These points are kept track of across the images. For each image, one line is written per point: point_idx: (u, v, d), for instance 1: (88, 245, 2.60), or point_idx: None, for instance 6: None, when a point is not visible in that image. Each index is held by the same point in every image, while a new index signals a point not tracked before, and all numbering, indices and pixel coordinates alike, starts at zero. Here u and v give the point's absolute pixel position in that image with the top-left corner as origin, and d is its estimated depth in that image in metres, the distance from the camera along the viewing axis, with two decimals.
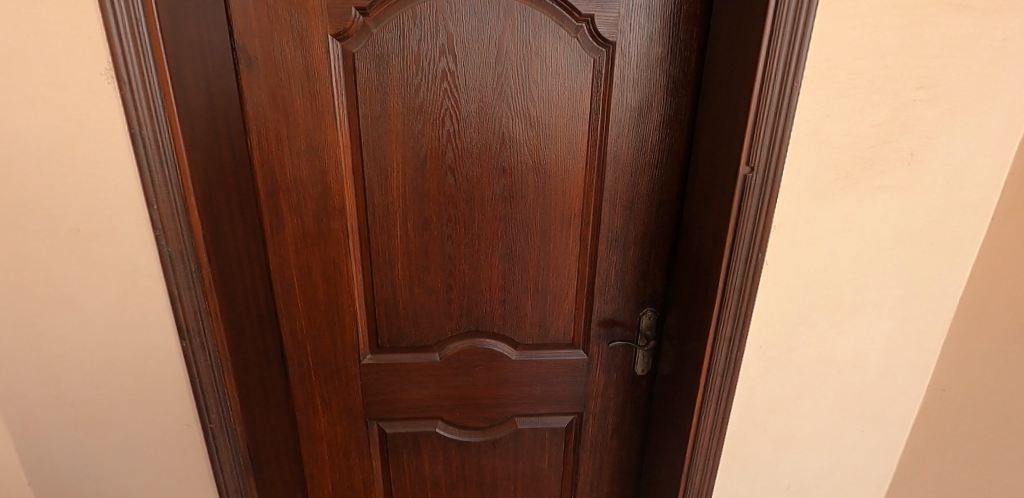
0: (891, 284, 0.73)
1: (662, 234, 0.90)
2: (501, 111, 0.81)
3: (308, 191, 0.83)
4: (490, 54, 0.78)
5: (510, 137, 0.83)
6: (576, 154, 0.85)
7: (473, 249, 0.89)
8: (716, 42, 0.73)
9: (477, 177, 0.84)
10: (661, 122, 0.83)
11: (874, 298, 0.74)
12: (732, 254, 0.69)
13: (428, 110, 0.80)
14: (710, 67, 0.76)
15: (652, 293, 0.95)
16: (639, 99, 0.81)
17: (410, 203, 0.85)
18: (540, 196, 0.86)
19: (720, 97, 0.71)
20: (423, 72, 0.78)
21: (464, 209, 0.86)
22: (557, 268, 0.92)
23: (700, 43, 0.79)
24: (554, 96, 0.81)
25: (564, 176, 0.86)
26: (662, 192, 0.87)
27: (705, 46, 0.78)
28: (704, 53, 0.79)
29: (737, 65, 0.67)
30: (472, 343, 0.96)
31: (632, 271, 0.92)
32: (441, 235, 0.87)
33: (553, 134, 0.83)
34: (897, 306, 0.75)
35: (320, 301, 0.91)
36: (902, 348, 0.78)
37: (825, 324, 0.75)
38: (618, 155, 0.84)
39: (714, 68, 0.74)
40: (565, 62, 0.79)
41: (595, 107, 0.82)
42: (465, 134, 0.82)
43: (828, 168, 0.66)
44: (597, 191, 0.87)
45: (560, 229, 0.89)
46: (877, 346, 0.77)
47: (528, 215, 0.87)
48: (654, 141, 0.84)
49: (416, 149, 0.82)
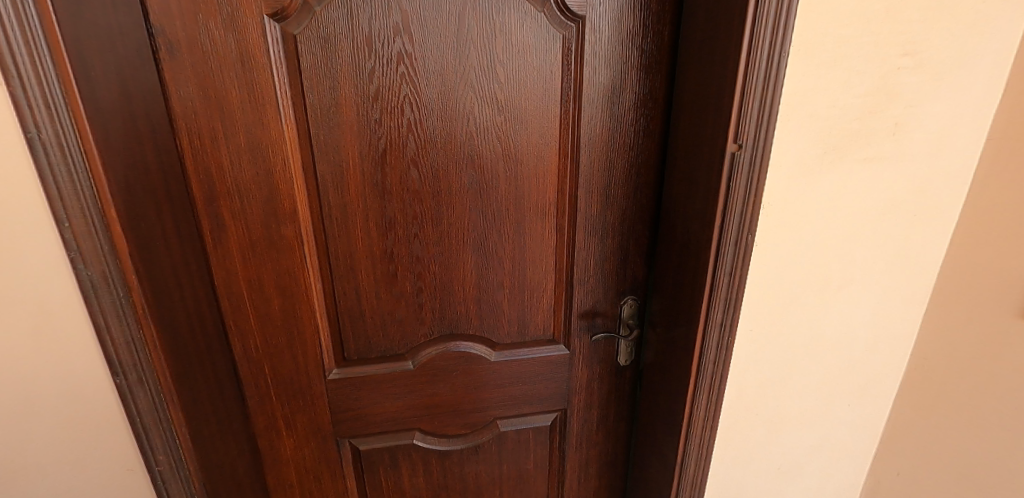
0: (874, 257, 0.73)
1: (640, 219, 0.86)
2: (465, 96, 0.74)
3: (253, 195, 0.74)
4: (450, 33, 0.70)
5: (477, 123, 0.76)
6: (548, 140, 0.79)
7: (443, 248, 0.82)
8: (692, 13, 0.69)
9: (443, 169, 0.77)
10: (635, 102, 0.79)
11: (858, 271, 0.73)
12: (722, 237, 0.66)
13: (385, 98, 0.72)
14: (686, 41, 0.72)
15: (633, 281, 0.91)
16: (612, 78, 0.77)
17: (371, 203, 0.77)
18: (513, 186, 0.80)
19: (701, 72, 0.67)
20: (376, 55, 0.70)
21: (431, 205, 0.79)
22: (534, 262, 0.86)
23: (674, 15, 0.74)
24: (522, 77, 0.75)
25: (537, 163, 0.80)
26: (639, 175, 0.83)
27: (679, 18, 0.74)
28: (677, 27, 0.75)
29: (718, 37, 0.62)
30: (448, 347, 0.90)
31: (612, 260, 0.88)
32: (407, 234, 0.80)
33: (523, 119, 0.77)
34: (879, 278, 0.74)
35: (276, 315, 0.82)
36: (884, 320, 0.78)
37: (811, 301, 0.74)
38: (593, 139, 0.79)
39: (691, 40, 0.70)
40: (533, 39, 0.73)
41: (567, 88, 0.77)
42: (428, 123, 0.74)
43: (815, 142, 0.64)
44: (572, 178, 0.82)
45: (536, 220, 0.83)
46: (861, 320, 0.77)
47: (501, 207, 0.81)
48: (629, 121, 0.80)
49: (374, 142, 0.74)
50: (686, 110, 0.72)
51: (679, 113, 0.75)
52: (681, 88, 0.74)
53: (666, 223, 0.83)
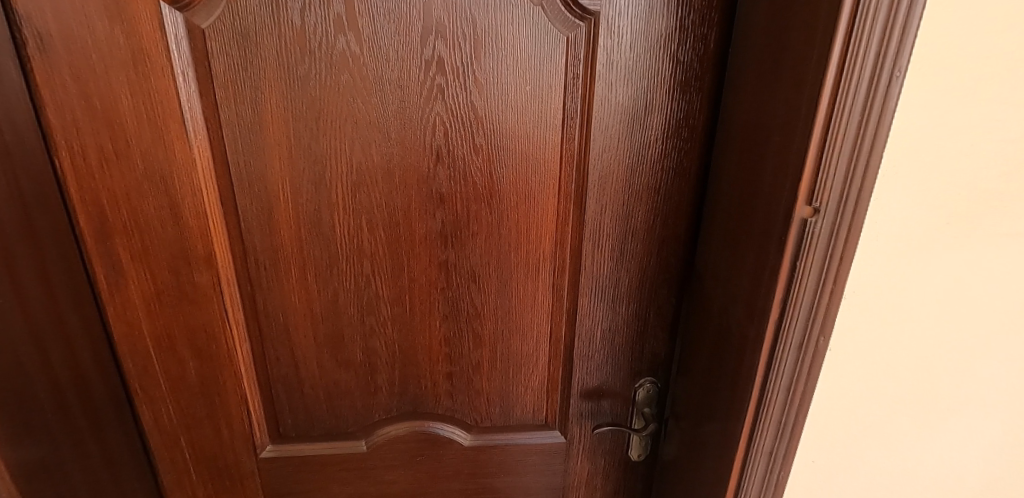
0: (995, 369, 0.51)
1: (665, 282, 0.67)
2: (433, 116, 0.55)
3: (158, 233, 0.58)
4: (414, 30, 0.52)
5: (450, 152, 0.57)
6: (545, 176, 0.59)
7: (404, 308, 0.64)
8: (751, 11, 0.48)
9: (403, 210, 0.59)
10: (664, 131, 0.58)
11: (969, 386, 0.52)
12: (779, 337, 0.46)
13: (326, 117, 0.54)
14: (739, 51, 0.52)
15: (652, 359, 0.71)
16: (634, 99, 0.57)
17: (310, 250, 0.60)
18: (496, 234, 0.61)
19: (762, 94, 0.46)
20: (313, 59, 0.52)
21: (388, 254, 0.61)
22: (524, 330, 0.67)
23: (726, 15, 0.54)
24: (510, 93, 0.55)
25: (529, 206, 0.60)
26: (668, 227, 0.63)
27: (731, 19, 0.54)
28: (728, 31, 0.54)
29: (791, 42, 0.41)
30: (411, 429, 0.71)
31: (625, 331, 0.69)
32: (357, 290, 0.62)
33: (511, 148, 0.58)
34: (997, 397, 0.53)
35: (193, 380, 0.65)
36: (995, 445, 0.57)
37: (898, 421, 0.53)
38: (604, 178, 0.59)
39: (749, 49, 0.49)
40: (528, 43, 0.53)
41: (571, 108, 0.57)
42: (382, 151, 0.56)
43: (930, 209, 0.42)
44: (575, 227, 0.62)
45: (526, 278, 0.64)
46: (961, 446, 0.56)
47: (480, 261, 0.62)
48: (653, 155, 0.60)
49: (312, 172, 0.57)
50: (735, 148, 0.52)
51: (725, 150, 0.54)
52: (728, 117, 0.53)
53: (699, 293, 0.62)
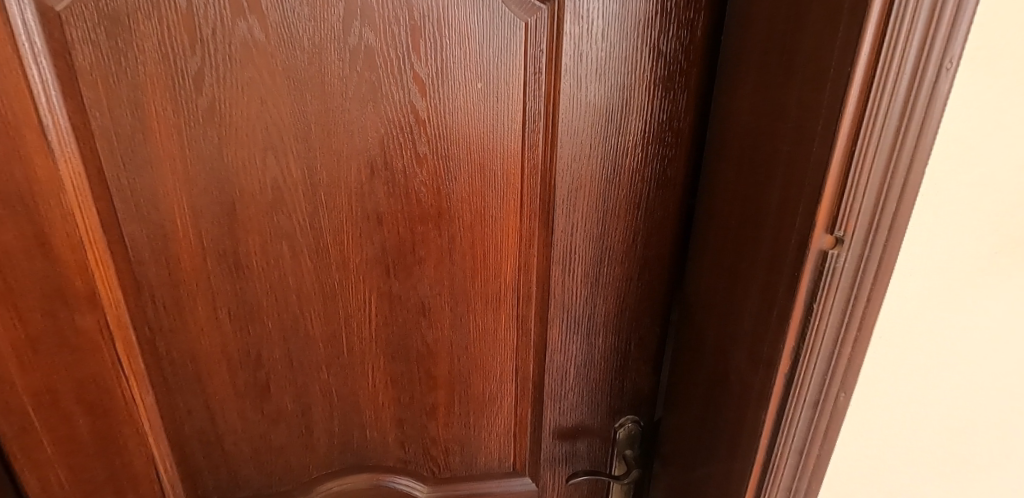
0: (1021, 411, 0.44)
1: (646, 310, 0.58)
2: (362, 120, 0.45)
3: (18, 273, 0.45)
4: (334, 12, 0.41)
5: (387, 164, 0.47)
6: (504, 192, 0.50)
7: (340, 350, 0.54)
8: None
9: (332, 235, 0.48)
10: (644, 135, 0.49)
11: (994, 433, 0.45)
12: (790, 395, 0.37)
13: (227, 122, 0.43)
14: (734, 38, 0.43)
15: (635, 396, 0.63)
16: (609, 97, 0.47)
17: (220, 285, 0.49)
18: (448, 261, 0.52)
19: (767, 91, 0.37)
20: (208, 50, 0.41)
21: (317, 287, 0.50)
22: (485, 368, 0.58)
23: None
24: (459, 93, 0.45)
25: (486, 227, 0.51)
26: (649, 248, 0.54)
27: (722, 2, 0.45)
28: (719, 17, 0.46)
29: (819, 23, 0.32)
30: (358, 484, 0.61)
31: (603, 366, 0.60)
32: (280, 330, 0.52)
33: (462, 158, 0.48)
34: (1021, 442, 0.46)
35: (87, 443, 0.53)
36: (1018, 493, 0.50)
37: (912, 473, 0.46)
38: (575, 192, 0.50)
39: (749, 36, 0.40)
40: (480, 30, 0.43)
41: (533, 109, 0.47)
42: (302, 163, 0.45)
43: (964, 235, 0.35)
44: (542, 249, 0.53)
45: (486, 310, 0.55)
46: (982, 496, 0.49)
47: (431, 292, 0.53)
48: (632, 164, 0.50)
49: (216, 191, 0.46)
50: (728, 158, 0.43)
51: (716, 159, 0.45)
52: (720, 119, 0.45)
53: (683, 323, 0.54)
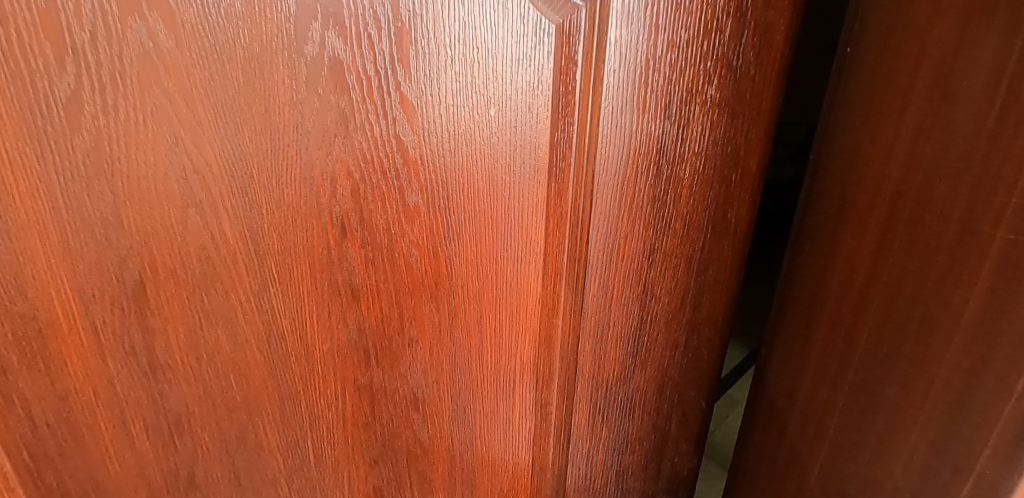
0: None
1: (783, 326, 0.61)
2: (328, 163, 0.31)
3: None
4: (281, 5, 0.27)
5: (366, 223, 0.34)
6: (522, 247, 0.38)
7: (306, 459, 0.41)
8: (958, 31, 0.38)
9: (291, 317, 0.35)
10: (699, 171, 0.39)
11: None
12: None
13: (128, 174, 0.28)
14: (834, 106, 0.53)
15: (667, 473, 0.54)
16: (663, 125, 0.36)
17: (134, 395, 0.34)
18: (449, 340, 0.39)
19: (963, 148, 0.37)
20: (93, 66, 0.25)
21: (274, 384, 0.37)
22: (494, 461, 0.46)
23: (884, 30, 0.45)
24: (464, 123, 0.33)
25: (499, 294, 0.39)
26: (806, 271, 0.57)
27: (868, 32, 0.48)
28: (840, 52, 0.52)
29: None
30: None
31: (634, 446, 0.50)
32: (226, 441, 0.38)
33: (468, 209, 0.35)
34: None
35: None
36: None
37: None
38: (614, 246, 0.39)
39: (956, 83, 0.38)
40: (503, 36, 0.31)
41: (564, 143, 0.35)
42: (241, 223, 0.32)
43: None
44: (569, 319, 0.41)
45: (497, 394, 0.43)
46: None
47: (425, 380, 0.40)
48: (683, 209, 0.40)
49: (118, 270, 0.31)
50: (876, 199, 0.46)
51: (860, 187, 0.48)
52: (882, 157, 0.46)
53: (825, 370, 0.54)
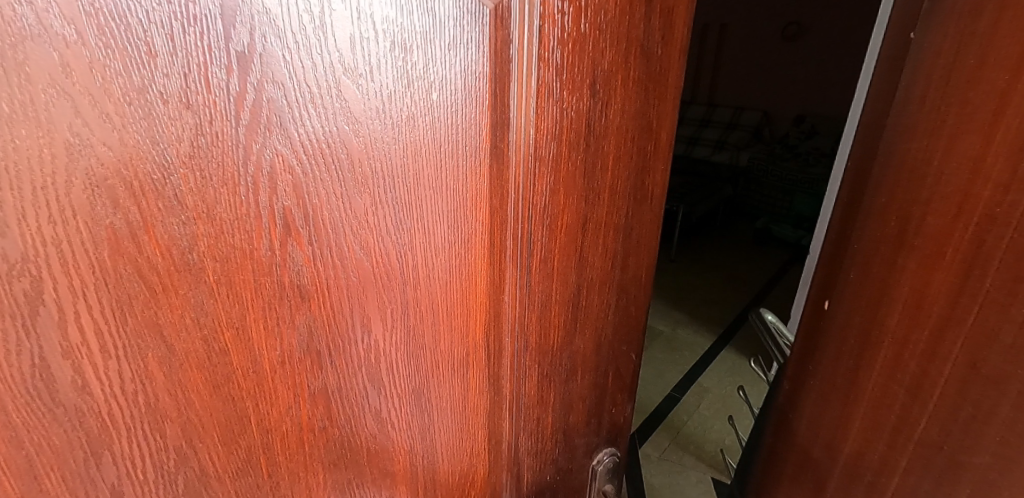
0: None
1: (834, 322, 0.65)
2: (266, 156, 0.30)
3: None
4: None
5: (312, 219, 0.33)
6: (469, 230, 0.39)
7: (258, 479, 0.38)
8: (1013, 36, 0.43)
9: (235, 327, 0.33)
10: (620, 144, 0.43)
11: None
12: None
13: (23, 182, 0.24)
14: (894, 112, 0.58)
15: (609, 428, 0.59)
16: (589, 103, 0.39)
17: (47, 445, 0.30)
18: (404, 330, 0.39)
19: None
20: None
21: (219, 403, 0.34)
22: (453, 444, 0.47)
23: (955, 40, 0.49)
24: (405, 109, 0.33)
25: (449, 278, 0.40)
26: (856, 268, 0.62)
27: (931, 24, 0.53)
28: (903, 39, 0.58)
29: None
30: None
31: (580, 406, 0.54)
32: (165, 479, 0.35)
33: (415, 196, 0.35)
34: None
35: None
36: None
37: None
38: (552, 220, 0.42)
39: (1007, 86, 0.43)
40: (439, 20, 0.32)
41: (500, 124, 0.37)
42: (166, 232, 0.28)
43: None
44: (516, 295, 0.43)
45: (453, 376, 0.44)
46: None
47: (381, 372, 0.40)
48: (609, 180, 0.43)
49: (20, 300, 0.26)
50: (945, 208, 0.49)
51: (919, 202, 0.52)
52: (948, 172, 0.49)
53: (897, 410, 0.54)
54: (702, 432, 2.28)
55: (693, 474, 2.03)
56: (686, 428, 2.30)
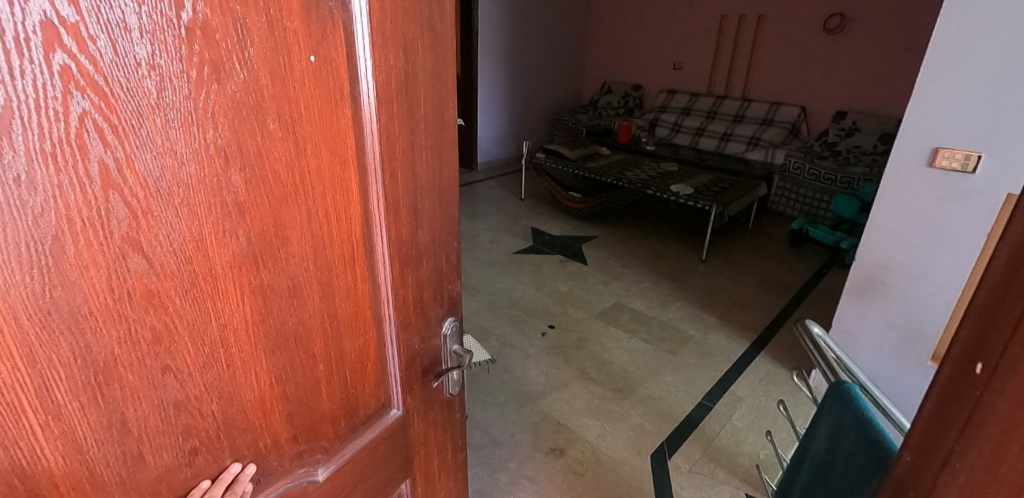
0: None
1: (984, 396, 0.38)
2: (209, 104, 0.42)
3: None
4: None
5: (243, 150, 0.45)
6: (344, 156, 0.53)
7: (220, 370, 0.49)
8: None
9: (194, 241, 0.44)
10: (428, 89, 0.60)
11: None
12: None
13: (38, 125, 0.34)
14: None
15: (449, 300, 0.77)
16: (401, 60, 0.56)
17: (64, 350, 0.38)
18: (309, 234, 0.53)
19: None
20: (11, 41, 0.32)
21: (186, 305, 0.45)
22: (353, 327, 0.62)
23: None
24: (296, 67, 0.46)
25: (335, 192, 0.54)
26: None
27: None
28: None
29: None
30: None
31: (431, 285, 0.72)
32: (149, 374, 0.44)
33: (310, 133, 0.49)
34: None
35: None
36: None
37: None
38: (393, 145, 0.58)
39: None
40: (308, 8, 0.46)
41: (357, 79, 0.52)
42: (142, 166, 0.39)
43: None
44: (377, 204, 0.59)
45: (346, 271, 0.58)
46: None
47: (298, 271, 0.53)
48: (425, 113, 0.61)
49: (36, 225, 0.35)
50: None
51: None
52: None
53: None
54: (734, 442, 2.20)
55: (725, 490, 1.97)
56: (718, 439, 2.22)
